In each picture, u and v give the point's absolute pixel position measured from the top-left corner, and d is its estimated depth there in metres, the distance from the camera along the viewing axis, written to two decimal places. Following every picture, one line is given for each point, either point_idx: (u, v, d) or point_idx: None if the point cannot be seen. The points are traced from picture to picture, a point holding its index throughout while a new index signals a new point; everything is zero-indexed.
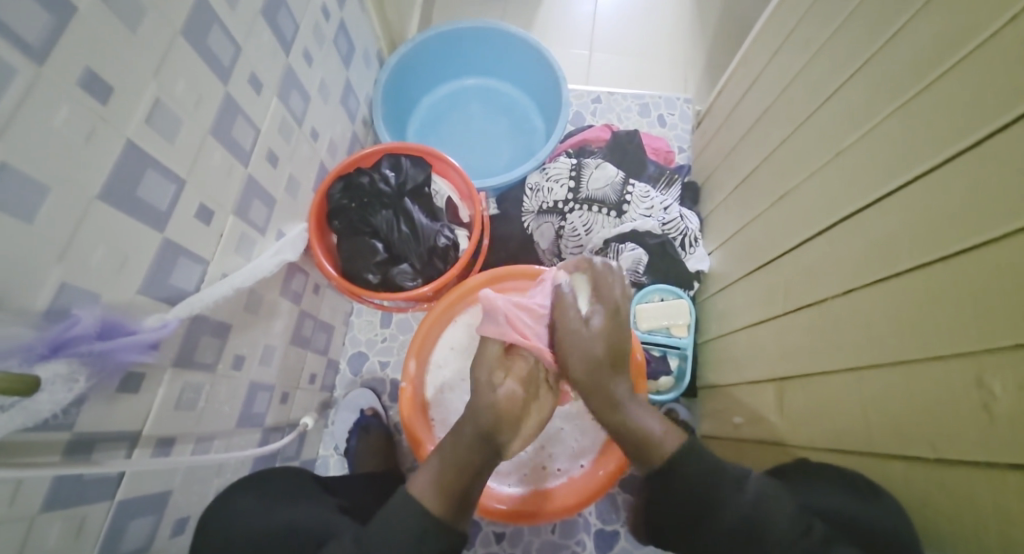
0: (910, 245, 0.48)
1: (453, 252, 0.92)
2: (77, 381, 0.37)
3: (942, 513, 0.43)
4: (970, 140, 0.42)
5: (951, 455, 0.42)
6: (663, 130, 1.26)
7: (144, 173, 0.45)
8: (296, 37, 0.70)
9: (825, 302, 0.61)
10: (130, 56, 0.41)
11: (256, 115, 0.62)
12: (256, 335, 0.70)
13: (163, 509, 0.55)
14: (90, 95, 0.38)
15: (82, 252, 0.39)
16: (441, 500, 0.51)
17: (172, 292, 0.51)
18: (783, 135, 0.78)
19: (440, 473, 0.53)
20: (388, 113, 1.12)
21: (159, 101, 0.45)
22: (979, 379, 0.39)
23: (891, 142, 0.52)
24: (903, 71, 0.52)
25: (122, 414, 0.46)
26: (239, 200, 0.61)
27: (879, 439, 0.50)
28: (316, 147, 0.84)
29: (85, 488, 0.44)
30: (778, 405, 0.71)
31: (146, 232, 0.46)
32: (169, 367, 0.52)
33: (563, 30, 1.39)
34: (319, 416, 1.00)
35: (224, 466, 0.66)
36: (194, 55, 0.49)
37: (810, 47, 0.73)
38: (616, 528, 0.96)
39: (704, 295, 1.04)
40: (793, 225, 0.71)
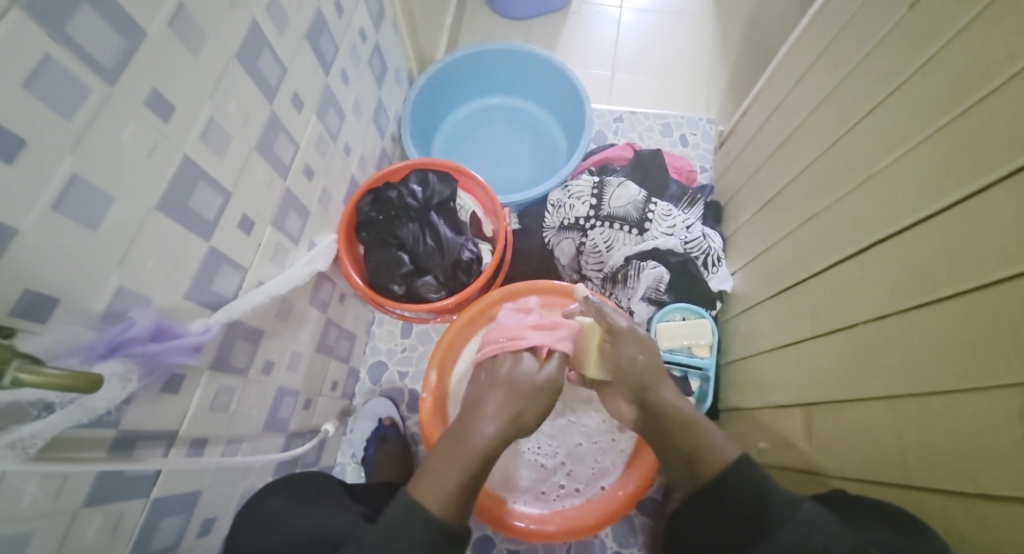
0: (947, 272, 0.47)
1: (477, 265, 0.94)
2: (130, 381, 0.39)
3: (983, 549, 0.42)
4: (1009, 167, 0.41)
5: (991, 488, 0.41)
6: (685, 149, 1.27)
7: (196, 185, 0.47)
8: (335, 59, 0.74)
9: (856, 325, 0.60)
10: (190, 77, 0.44)
11: (296, 132, 0.65)
12: (285, 342, 0.72)
13: (192, 508, 0.57)
14: (154, 113, 0.41)
15: (137, 258, 0.41)
16: (449, 502, 0.54)
17: (214, 298, 0.53)
18: (811, 158, 0.78)
19: (452, 473, 0.57)
20: (415, 129, 1.16)
21: (213, 118, 0.48)
22: (1019, 409, 0.38)
23: (924, 168, 0.52)
24: (936, 98, 0.52)
25: (163, 414, 0.48)
26: (277, 212, 0.64)
27: (918, 469, 0.49)
28: (348, 162, 0.87)
29: (125, 484, 0.46)
30: (807, 430, 0.69)
31: (195, 240, 0.48)
32: (207, 370, 0.54)
33: (587, 51, 1.42)
34: (338, 424, 1.02)
35: (250, 469, 0.68)
36: (245, 76, 0.52)
37: (839, 72, 0.73)
38: (634, 551, 0.95)
39: (728, 315, 1.03)
40: (821, 247, 0.71)
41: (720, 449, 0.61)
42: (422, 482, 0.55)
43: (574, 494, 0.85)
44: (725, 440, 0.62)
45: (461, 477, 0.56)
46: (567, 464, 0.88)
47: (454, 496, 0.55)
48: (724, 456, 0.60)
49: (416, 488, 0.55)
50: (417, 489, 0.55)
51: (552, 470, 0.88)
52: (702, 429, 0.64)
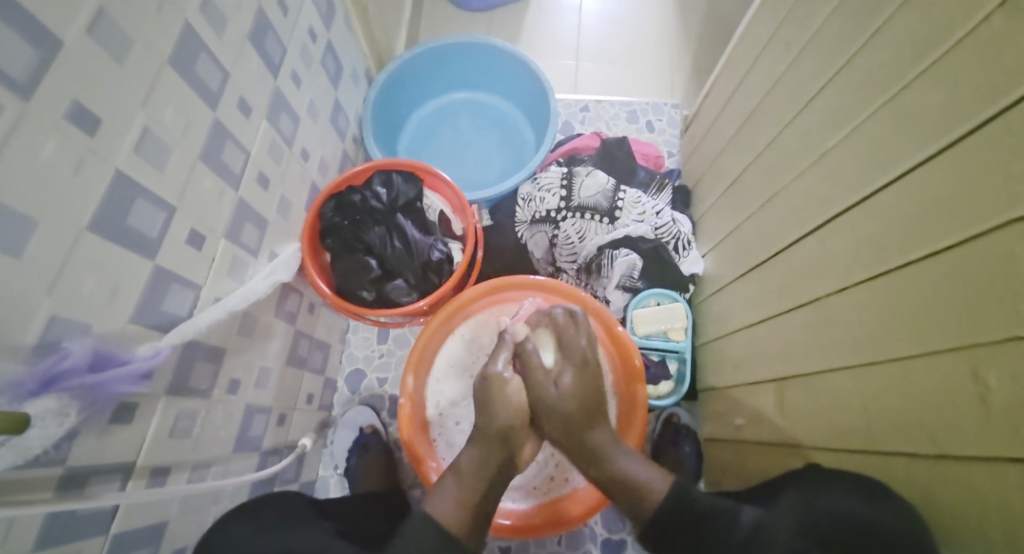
0: (900, 242, 0.48)
1: (447, 265, 0.92)
2: (68, 416, 0.37)
3: (947, 509, 0.43)
4: (954, 136, 0.42)
5: (952, 449, 0.42)
6: (652, 135, 1.27)
7: (134, 202, 0.44)
8: (284, 60, 0.71)
9: (820, 301, 0.61)
10: (117, 86, 0.41)
11: (246, 138, 0.62)
12: (251, 358, 0.69)
13: (160, 540, 0.54)
14: (79, 127, 0.38)
15: (71, 283, 0.39)
16: (461, 519, 0.53)
17: (164, 319, 0.50)
18: (770, 137, 0.78)
19: (473, 494, 0.55)
20: (377, 128, 1.13)
21: (148, 129, 0.45)
22: (974, 371, 0.39)
23: (876, 142, 0.53)
24: (884, 72, 0.53)
25: (115, 446, 0.46)
26: (231, 223, 0.61)
27: (879, 436, 0.51)
28: (307, 167, 0.84)
29: (80, 524, 0.43)
30: (779, 406, 0.70)
31: (137, 259, 0.45)
32: (163, 395, 0.51)
33: (548, 41, 1.41)
34: (318, 436, 0.99)
35: (222, 492, 0.65)
36: (182, 82, 0.49)
37: (792, 50, 0.74)
38: (623, 537, 0.95)
39: (700, 298, 1.04)
40: (784, 225, 0.72)
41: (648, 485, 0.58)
42: (433, 505, 0.54)
43: (562, 486, 0.85)
44: (649, 475, 0.59)
45: (463, 491, 0.55)
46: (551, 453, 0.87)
47: (464, 514, 0.53)
48: None
49: (428, 506, 0.54)
50: (428, 507, 0.54)
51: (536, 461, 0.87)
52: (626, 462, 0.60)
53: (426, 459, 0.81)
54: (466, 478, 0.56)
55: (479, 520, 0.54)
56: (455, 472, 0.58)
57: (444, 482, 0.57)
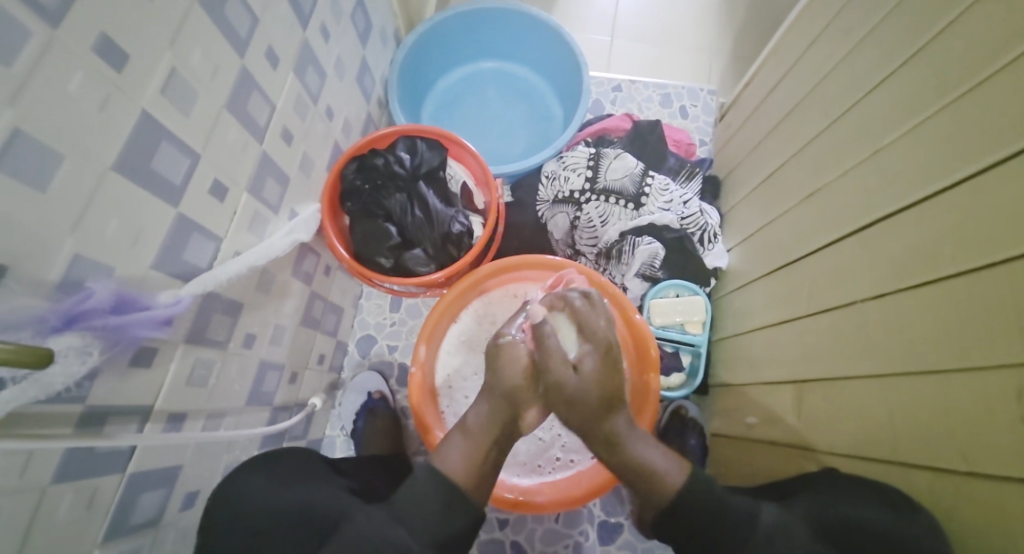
0: (952, 250, 0.45)
1: (467, 238, 0.91)
2: (90, 354, 0.37)
3: (972, 528, 0.42)
4: (1023, 144, 0.39)
5: (985, 468, 0.40)
6: (684, 121, 1.23)
7: (159, 145, 0.44)
8: (314, 11, 0.69)
9: (852, 305, 0.59)
10: (146, 23, 0.40)
11: (271, 90, 0.61)
12: (268, 314, 0.70)
13: (173, 483, 0.56)
14: (106, 62, 0.37)
15: (95, 223, 0.38)
16: (470, 475, 0.53)
17: (185, 268, 0.50)
18: (815, 131, 0.75)
19: (478, 455, 0.55)
20: (403, 94, 1.10)
21: (175, 71, 0.44)
22: (1020, 392, 0.37)
23: (934, 141, 0.50)
24: (951, 67, 0.49)
25: (134, 389, 0.46)
26: (254, 178, 0.60)
27: (905, 446, 0.49)
28: (331, 127, 0.83)
29: (97, 461, 0.44)
30: (796, 408, 0.69)
31: (160, 205, 0.45)
32: (182, 342, 0.51)
33: (585, 15, 1.35)
34: (327, 397, 1.01)
35: (234, 442, 0.66)
36: (211, 25, 0.48)
37: (849, 38, 0.70)
38: (620, 520, 0.96)
39: (721, 293, 1.02)
40: (820, 223, 0.69)
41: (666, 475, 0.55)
42: (439, 458, 0.55)
43: (568, 466, 0.85)
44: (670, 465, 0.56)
45: (471, 447, 0.56)
46: (561, 435, 0.87)
47: (470, 469, 0.54)
48: None
49: (435, 459, 0.55)
50: (437, 460, 0.54)
51: (546, 442, 0.87)
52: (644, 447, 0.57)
53: (434, 429, 0.81)
54: (470, 437, 0.57)
55: (483, 479, 0.55)
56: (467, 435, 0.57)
57: (452, 440, 0.57)
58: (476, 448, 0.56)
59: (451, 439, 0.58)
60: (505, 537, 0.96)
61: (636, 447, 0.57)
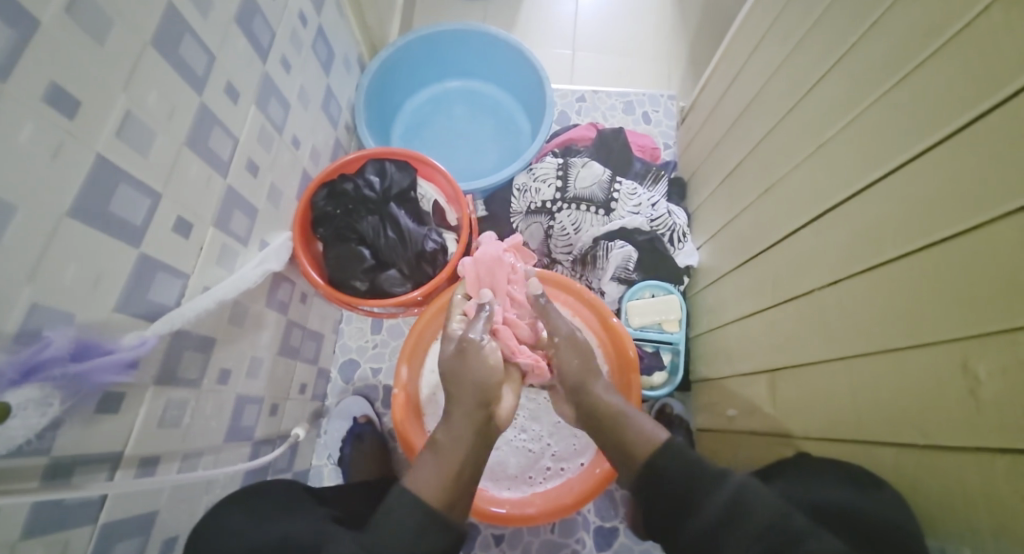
0: (895, 235, 0.48)
1: (442, 255, 0.91)
2: (51, 406, 0.37)
3: (935, 500, 0.43)
4: (948, 131, 0.42)
5: (942, 440, 0.42)
6: (648, 127, 1.26)
7: (117, 187, 0.43)
8: (273, 45, 0.69)
9: (813, 294, 0.61)
10: (97, 69, 0.40)
11: (233, 125, 0.61)
12: (242, 347, 0.69)
13: (150, 529, 0.54)
14: (58, 110, 0.37)
15: (51, 271, 0.38)
16: (444, 491, 0.52)
17: (151, 308, 0.49)
18: (767, 128, 0.78)
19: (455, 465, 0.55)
20: (371, 117, 1.11)
21: (130, 113, 0.44)
22: (964, 363, 0.39)
23: (872, 134, 0.53)
24: (881, 64, 0.52)
25: (103, 436, 0.45)
26: (220, 212, 0.60)
27: (867, 426, 0.51)
28: (298, 155, 0.83)
29: (67, 513, 0.43)
30: (772, 397, 0.71)
31: (120, 247, 0.45)
32: (151, 384, 0.50)
33: (545, 30, 1.39)
34: (311, 426, 0.99)
35: (213, 481, 0.65)
36: (166, 65, 0.48)
37: (790, 40, 0.73)
38: (615, 525, 0.96)
39: (694, 290, 1.04)
40: (779, 217, 0.72)
41: (651, 436, 0.59)
42: (412, 479, 0.54)
43: (559, 475, 0.86)
44: (654, 428, 0.60)
45: (442, 462, 0.55)
46: (550, 444, 0.88)
47: (446, 484, 0.53)
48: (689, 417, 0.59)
49: (407, 482, 0.53)
50: (410, 482, 0.53)
51: (536, 453, 0.88)
52: (632, 422, 0.62)
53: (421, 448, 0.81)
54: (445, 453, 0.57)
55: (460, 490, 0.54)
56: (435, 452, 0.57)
57: (423, 460, 0.57)
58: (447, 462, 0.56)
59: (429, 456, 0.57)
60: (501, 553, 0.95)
61: (627, 419, 0.63)
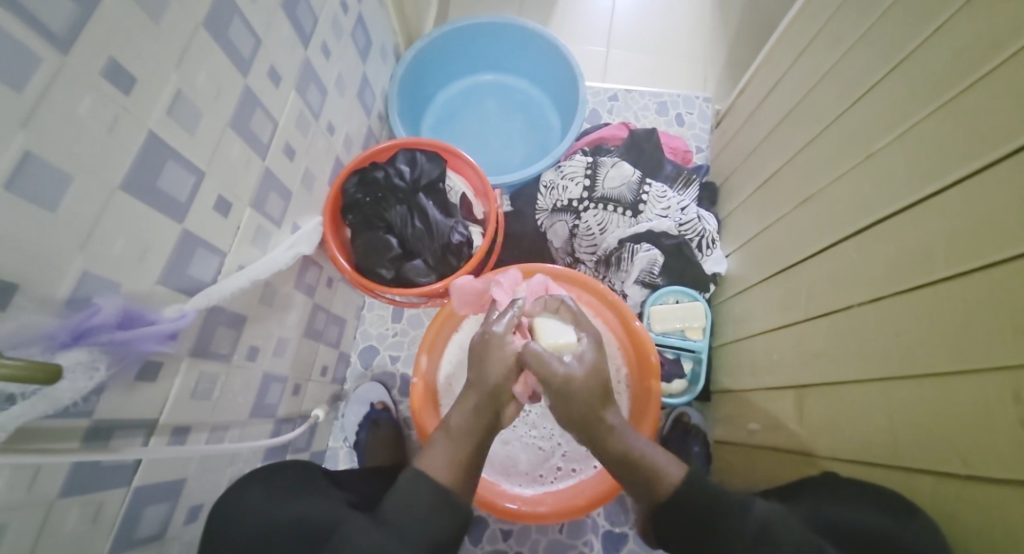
0: (946, 253, 0.46)
1: (467, 249, 0.91)
2: (98, 370, 0.38)
3: (976, 534, 0.42)
4: (1010, 147, 0.40)
5: (986, 470, 0.40)
6: (681, 129, 1.24)
7: (164, 164, 0.45)
8: (315, 31, 0.70)
9: (850, 309, 0.60)
10: (152, 47, 0.41)
11: (274, 108, 0.62)
12: (270, 328, 0.70)
13: (177, 497, 0.56)
14: (114, 85, 0.38)
15: (103, 241, 0.39)
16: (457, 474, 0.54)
17: (190, 283, 0.51)
18: (808, 137, 0.76)
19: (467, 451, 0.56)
20: (403, 107, 1.12)
21: (180, 92, 0.45)
22: (1016, 393, 0.38)
23: (924, 147, 0.51)
24: (938, 74, 0.50)
25: (140, 403, 0.47)
26: (256, 193, 0.61)
27: (905, 450, 0.49)
28: (332, 142, 0.84)
29: (103, 474, 0.44)
30: (799, 413, 0.69)
31: (165, 222, 0.46)
32: (186, 356, 0.52)
33: (581, 27, 1.38)
34: (329, 409, 1.01)
35: (237, 456, 0.67)
36: (214, 46, 0.49)
37: (839, 46, 0.71)
38: (625, 530, 0.96)
39: (721, 298, 1.03)
40: (817, 228, 0.70)
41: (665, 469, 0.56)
42: (426, 460, 0.55)
43: (571, 475, 0.85)
44: (668, 460, 0.57)
45: (455, 447, 0.56)
46: (561, 443, 0.88)
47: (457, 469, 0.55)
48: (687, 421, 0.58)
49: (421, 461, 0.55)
50: (422, 461, 0.55)
51: (546, 451, 0.88)
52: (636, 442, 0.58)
53: (435, 439, 0.82)
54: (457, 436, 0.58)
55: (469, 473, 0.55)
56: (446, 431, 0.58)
57: (435, 441, 0.58)
58: (462, 451, 0.56)
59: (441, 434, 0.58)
60: (509, 548, 0.95)
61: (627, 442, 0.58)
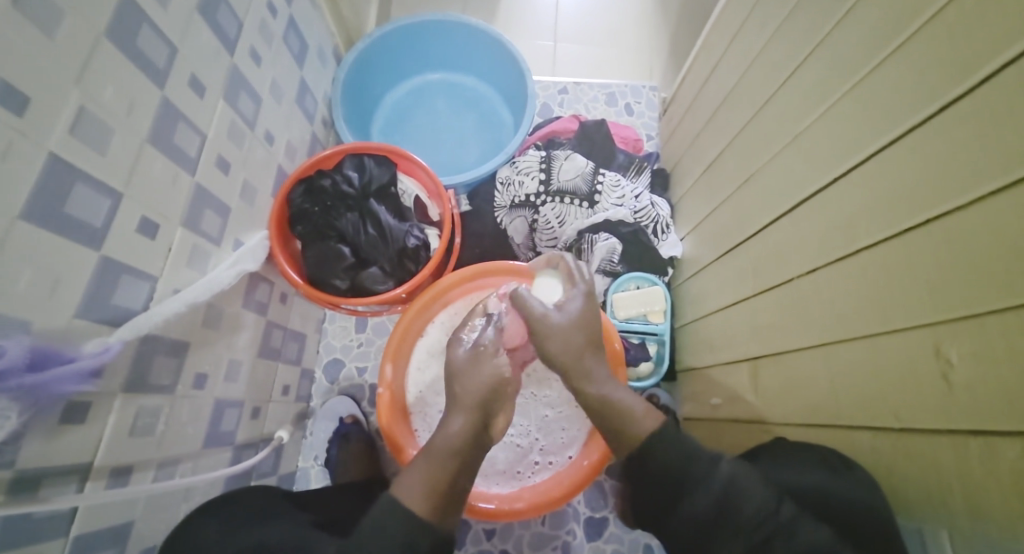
0: (867, 223, 0.48)
1: (424, 251, 0.90)
2: (7, 418, 0.35)
3: (911, 485, 0.44)
4: (917, 118, 0.42)
5: (915, 423, 0.42)
6: (631, 118, 1.26)
7: (73, 188, 0.41)
8: (241, 36, 0.67)
9: (790, 282, 0.62)
10: (47, 63, 0.38)
11: (200, 120, 0.59)
12: (219, 350, 0.67)
13: (125, 540, 0.52)
14: (3, 106, 0.35)
15: (4, 277, 0.36)
16: (434, 503, 0.49)
17: (116, 312, 0.47)
18: (745, 119, 0.78)
19: (445, 476, 0.50)
20: (348, 112, 1.09)
21: (84, 109, 0.42)
22: (936, 347, 0.40)
23: (845, 122, 0.53)
24: (854, 51, 0.52)
25: (68, 447, 0.43)
26: (188, 211, 0.58)
27: (844, 412, 0.51)
28: (271, 152, 0.81)
29: (34, 528, 0.41)
30: (753, 384, 0.71)
31: (79, 251, 0.42)
32: (119, 393, 0.49)
33: (526, 21, 1.37)
34: (295, 428, 0.97)
35: (192, 489, 0.63)
36: (123, 58, 0.46)
37: (765, 29, 0.73)
38: (605, 515, 0.97)
39: (678, 281, 1.05)
40: (757, 206, 0.72)
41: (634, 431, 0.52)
42: (401, 490, 0.49)
43: (548, 469, 0.85)
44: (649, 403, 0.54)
45: (432, 471, 0.50)
46: (537, 438, 0.87)
47: (433, 496, 0.49)
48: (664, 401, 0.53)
49: (396, 493, 0.49)
50: (398, 489, 0.50)
51: (524, 447, 0.87)
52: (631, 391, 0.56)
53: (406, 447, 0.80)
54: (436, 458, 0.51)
55: (450, 500, 0.50)
56: (424, 453, 0.52)
57: (416, 462, 0.52)
58: (436, 469, 0.50)
59: (420, 456, 0.52)
60: (493, 547, 0.95)
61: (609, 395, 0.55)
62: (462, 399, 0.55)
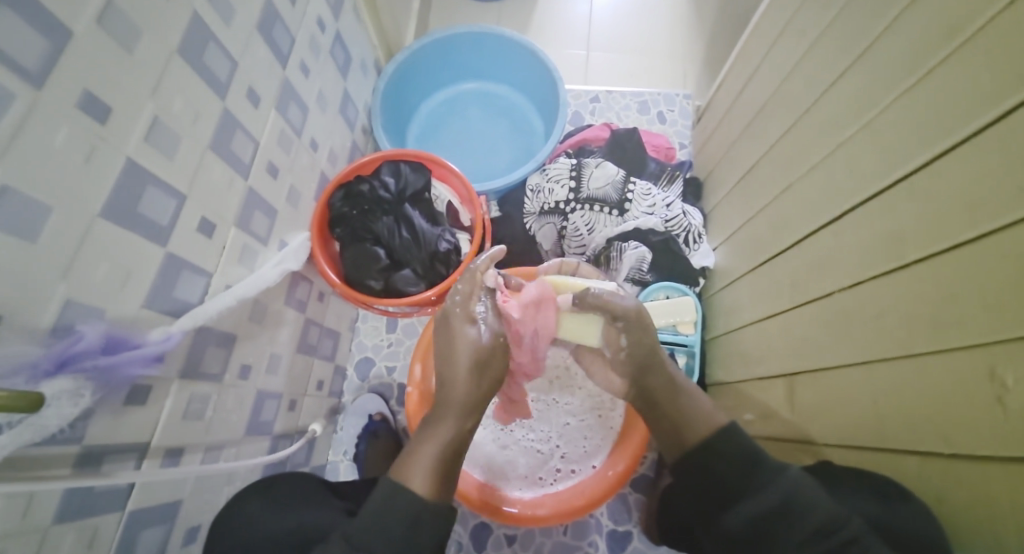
0: (914, 237, 0.47)
1: (455, 256, 0.92)
2: (81, 395, 0.38)
3: (961, 513, 0.42)
4: (970, 130, 0.41)
5: (967, 450, 0.41)
6: (663, 126, 1.25)
7: (144, 189, 0.45)
8: (292, 50, 0.71)
9: (831, 296, 0.61)
10: (127, 76, 0.42)
11: (254, 128, 0.63)
12: (262, 345, 0.71)
13: (174, 517, 0.56)
14: (88, 115, 0.39)
15: (84, 268, 0.40)
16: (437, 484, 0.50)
17: (177, 305, 0.51)
18: (783, 129, 0.77)
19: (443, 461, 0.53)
20: (387, 120, 1.13)
21: (157, 119, 0.46)
22: (991, 371, 0.39)
23: (892, 133, 0.52)
24: (900, 61, 0.51)
25: (129, 427, 0.47)
26: (241, 213, 0.62)
27: (889, 433, 0.50)
28: (316, 158, 0.85)
29: (97, 498, 0.45)
30: (790, 402, 0.70)
31: (147, 247, 0.46)
32: (175, 378, 0.53)
33: (560, 31, 1.39)
34: (328, 422, 1.01)
35: (234, 474, 0.67)
36: (191, 72, 0.50)
37: (806, 38, 0.72)
38: (628, 528, 0.96)
39: (710, 291, 1.04)
40: (796, 217, 0.71)
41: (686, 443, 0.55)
42: (402, 472, 0.51)
43: (570, 476, 0.86)
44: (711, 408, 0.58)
45: (437, 459, 0.52)
46: (558, 446, 0.88)
47: (434, 478, 0.51)
48: (709, 422, 0.55)
49: (399, 475, 0.50)
50: (401, 474, 0.51)
51: (545, 454, 0.88)
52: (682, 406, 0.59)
53: None
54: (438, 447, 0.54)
55: (446, 483, 0.52)
56: (429, 442, 0.54)
57: (418, 447, 0.54)
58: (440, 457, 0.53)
59: (422, 442, 0.55)
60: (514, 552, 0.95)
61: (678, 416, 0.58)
62: (457, 399, 0.58)
